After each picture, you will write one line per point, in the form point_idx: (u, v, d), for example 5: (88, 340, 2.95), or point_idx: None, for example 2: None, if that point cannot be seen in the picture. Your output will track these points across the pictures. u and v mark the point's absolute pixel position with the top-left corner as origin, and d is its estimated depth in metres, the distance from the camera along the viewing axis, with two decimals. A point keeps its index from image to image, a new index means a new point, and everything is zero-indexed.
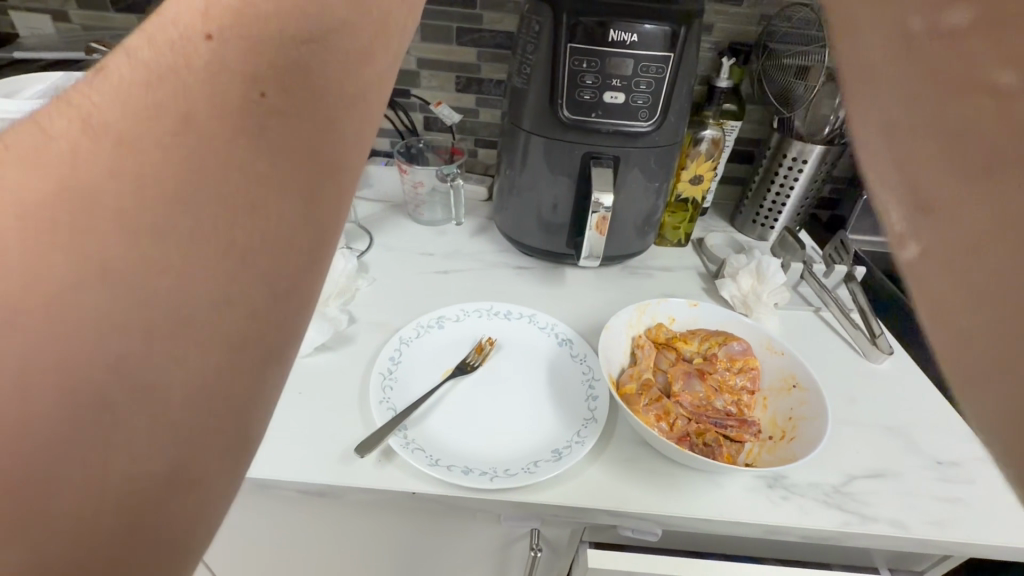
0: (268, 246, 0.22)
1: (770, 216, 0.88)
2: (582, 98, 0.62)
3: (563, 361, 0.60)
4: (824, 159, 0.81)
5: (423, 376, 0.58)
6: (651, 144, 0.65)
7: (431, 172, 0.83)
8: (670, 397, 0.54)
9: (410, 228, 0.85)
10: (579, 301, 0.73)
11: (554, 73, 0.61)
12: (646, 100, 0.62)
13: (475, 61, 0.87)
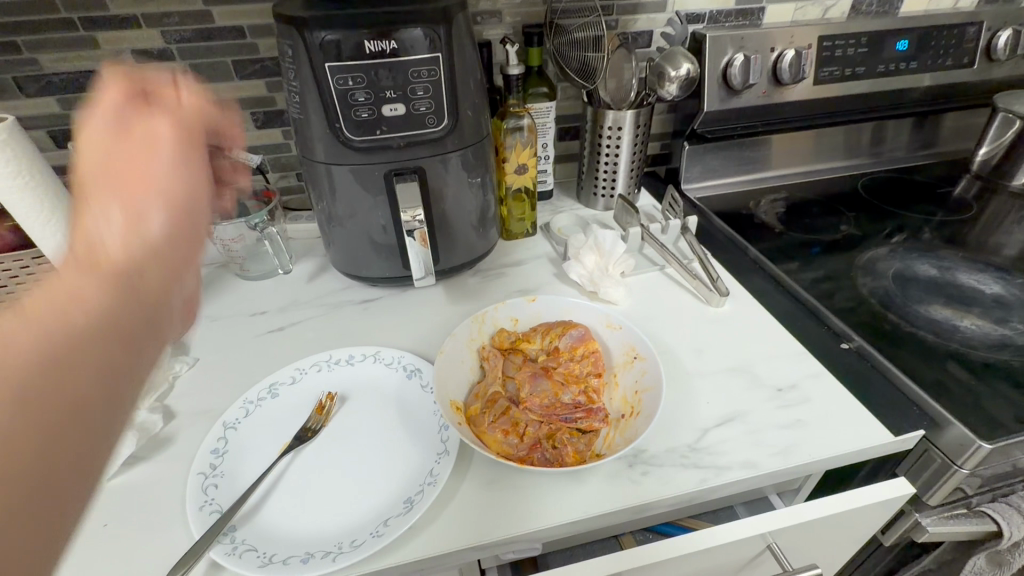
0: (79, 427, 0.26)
1: (607, 186, 0.89)
2: (360, 117, 0.57)
3: (414, 395, 0.57)
4: (639, 123, 0.83)
5: (258, 458, 0.52)
6: (452, 146, 0.63)
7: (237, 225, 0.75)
8: (519, 405, 0.51)
9: (239, 288, 0.77)
10: (430, 321, 0.69)
11: (323, 97, 0.56)
12: (429, 107, 0.59)
13: (267, 93, 0.80)
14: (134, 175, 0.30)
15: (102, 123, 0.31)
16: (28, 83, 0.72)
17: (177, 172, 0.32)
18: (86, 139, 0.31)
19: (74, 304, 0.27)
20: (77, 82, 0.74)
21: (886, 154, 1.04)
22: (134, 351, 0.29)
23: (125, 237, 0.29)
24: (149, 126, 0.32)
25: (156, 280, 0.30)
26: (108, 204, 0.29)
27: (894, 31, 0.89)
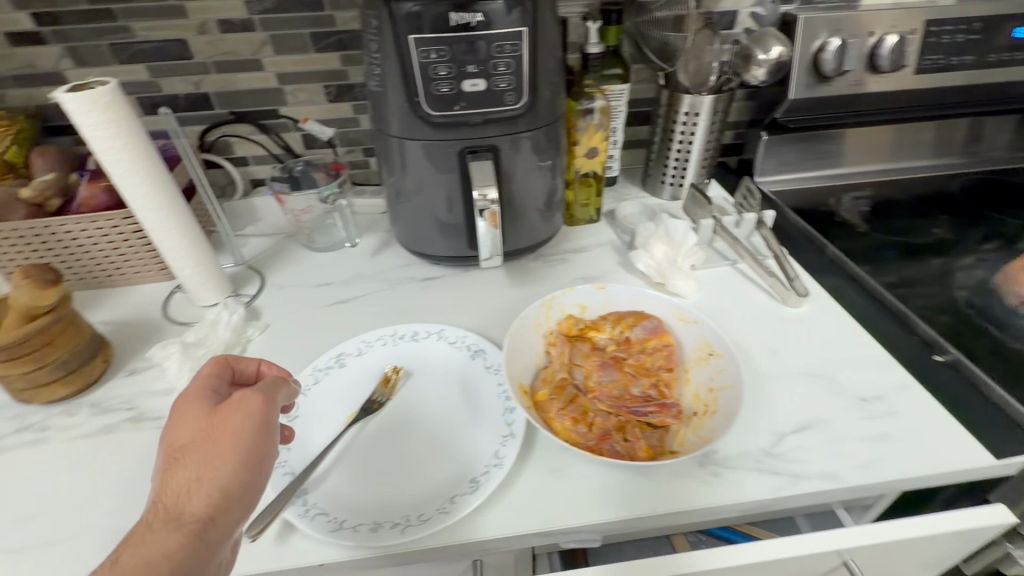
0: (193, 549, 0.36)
1: (677, 175, 0.86)
2: (440, 91, 0.56)
3: (478, 376, 0.57)
4: (717, 108, 0.79)
5: (326, 425, 0.53)
6: (527, 125, 0.61)
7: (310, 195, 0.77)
8: (587, 394, 0.50)
9: (305, 258, 0.79)
10: (492, 303, 0.69)
11: (406, 69, 0.55)
12: (510, 83, 0.57)
13: (340, 67, 0.81)
14: (206, 454, 0.40)
15: (191, 421, 0.43)
16: (122, 50, 0.75)
17: (255, 434, 0.41)
18: (178, 441, 0.42)
19: (158, 546, 0.36)
20: (165, 51, 0.76)
21: (987, 153, 0.95)
22: (205, 554, 0.37)
23: (206, 485, 0.39)
24: (235, 407, 0.42)
25: (228, 513, 0.39)
26: (192, 464, 0.40)
27: (1012, 16, 0.81)
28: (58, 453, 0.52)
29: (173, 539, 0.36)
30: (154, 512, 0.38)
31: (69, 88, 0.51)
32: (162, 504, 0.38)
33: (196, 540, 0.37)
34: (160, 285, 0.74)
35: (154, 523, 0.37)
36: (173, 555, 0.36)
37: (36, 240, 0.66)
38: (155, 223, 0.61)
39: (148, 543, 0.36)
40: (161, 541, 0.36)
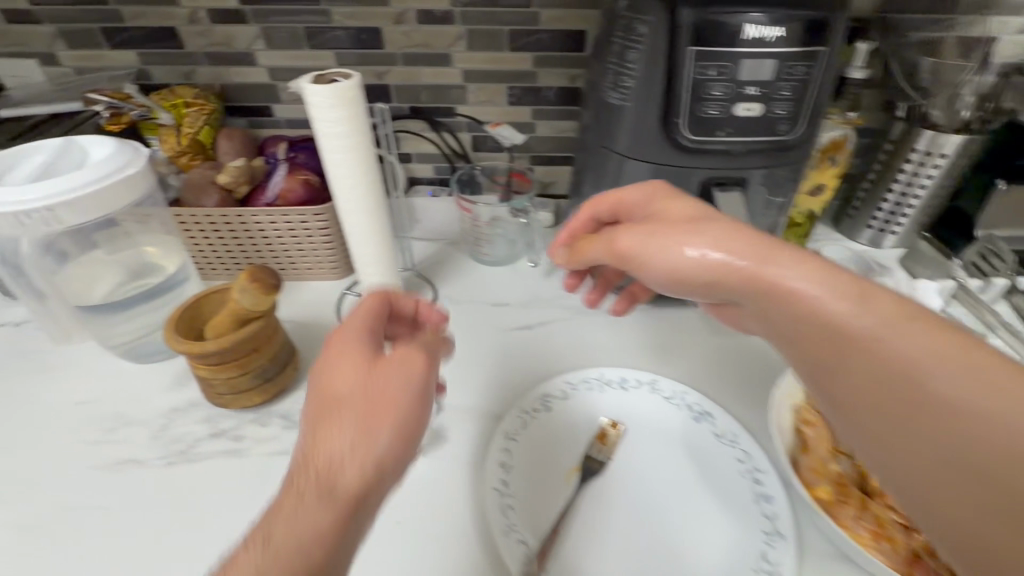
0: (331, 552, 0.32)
1: (891, 220, 0.75)
2: (707, 113, 0.48)
3: (708, 444, 0.49)
4: (965, 151, 0.67)
5: (544, 482, 0.47)
6: (787, 159, 0.52)
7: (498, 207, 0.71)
8: (874, 499, 0.42)
9: (473, 271, 0.74)
10: (696, 351, 0.61)
11: (672, 85, 0.48)
12: (788, 110, 0.48)
13: (531, 68, 0.74)
14: (362, 418, 0.34)
15: (349, 362, 0.36)
16: (315, 35, 0.72)
17: (415, 408, 0.35)
18: (327, 384, 0.36)
19: (306, 528, 0.31)
20: (358, 39, 0.72)
21: None
22: (337, 543, 0.32)
23: (359, 459, 0.33)
24: (393, 368, 0.36)
25: (371, 509, 0.34)
26: (347, 427, 0.34)
27: None
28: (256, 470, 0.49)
29: (314, 527, 0.31)
30: (301, 477, 0.33)
31: (313, 78, 0.47)
32: (314, 468, 0.33)
33: (334, 543, 0.32)
34: (329, 283, 0.70)
35: (294, 505, 0.32)
36: (308, 545, 0.31)
37: (223, 228, 0.63)
38: (357, 226, 0.57)
39: (283, 520, 0.32)
40: (299, 529, 0.31)
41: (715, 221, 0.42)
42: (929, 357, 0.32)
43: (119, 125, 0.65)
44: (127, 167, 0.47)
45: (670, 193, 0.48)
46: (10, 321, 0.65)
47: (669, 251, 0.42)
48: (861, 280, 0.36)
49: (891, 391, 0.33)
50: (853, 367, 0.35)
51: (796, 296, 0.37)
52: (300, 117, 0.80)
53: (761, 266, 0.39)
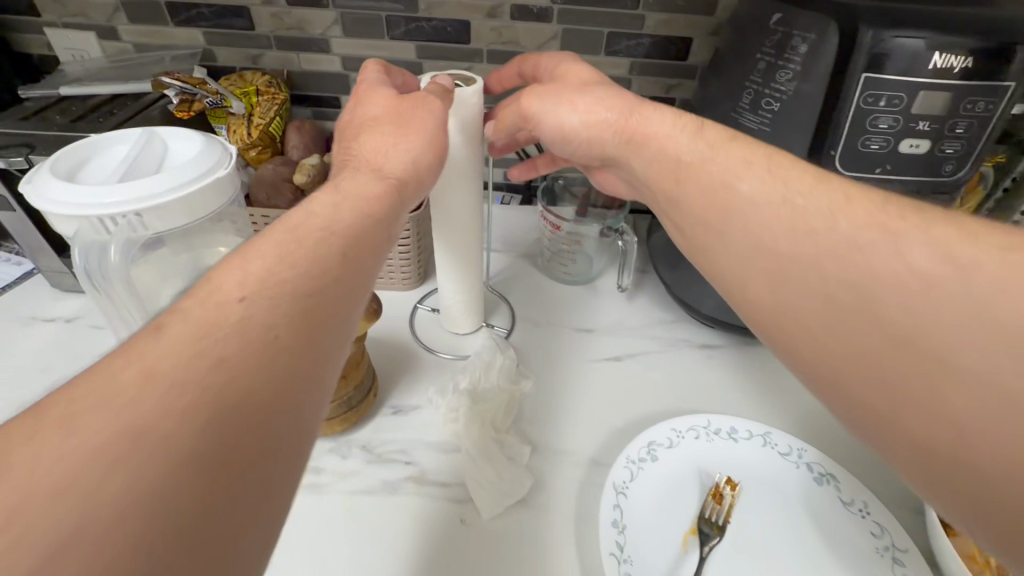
0: (322, 292, 0.26)
1: None
2: (868, 148, 0.43)
3: (834, 512, 0.45)
4: None
5: (659, 546, 0.43)
6: (938, 201, 0.47)
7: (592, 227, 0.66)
8: None
9: (549, 288, 0.69)
10: (802, 400, 0.56)
11: (832, 114, 0.43)
12: (957, 149, 0.43)
13: (625, 74, 0.69)
14: (397, 129, 0.37)
15: (379, 102, 0.39)
16: (397, 24, 0.66)
17: (442, 133, 0.38)
18: (359, 139, 0.37)
19: (349, 206, 0.30)
20: (443, 31, 0.67)
21: None
22: (338, 273, 0.27)
23: (403, 155, 0.36)
24: (419, 100, 0.39)
25: (329, 315, 0.26)
26: (385, 134, 0.37)
27: None
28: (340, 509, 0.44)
29: (304, 253, 0.27)
30: (351, 167, 0.35)
31: (431, 80, 0.42)
32: (359, 161, 0.35)
33: (325, 284, 0.27)
34: (398, 294, 0.65)
35: (262, 252, 0.26)
36: (277, 283, 0.25)
37: None
38: (450, 242, 0.52)
39: (259, 271, 0.25)
40: (292, 246, 0.27)
41: (606, 85, 0.44)
42: (972, 339, 0.25)
43: (189, 111, 0.61)
44: (218, 167, 0.43)
45: (582, 60, 0.49)
46: (58, 317, 0.60)
47: (719, 185, 0.35)
48: (731, 161, 0.36)
49: (866, 336, 0.27)
50: (833, 299, 0.29)
51: (758, 197, 0.33)
52: None
53: (709, 154, 0.36)
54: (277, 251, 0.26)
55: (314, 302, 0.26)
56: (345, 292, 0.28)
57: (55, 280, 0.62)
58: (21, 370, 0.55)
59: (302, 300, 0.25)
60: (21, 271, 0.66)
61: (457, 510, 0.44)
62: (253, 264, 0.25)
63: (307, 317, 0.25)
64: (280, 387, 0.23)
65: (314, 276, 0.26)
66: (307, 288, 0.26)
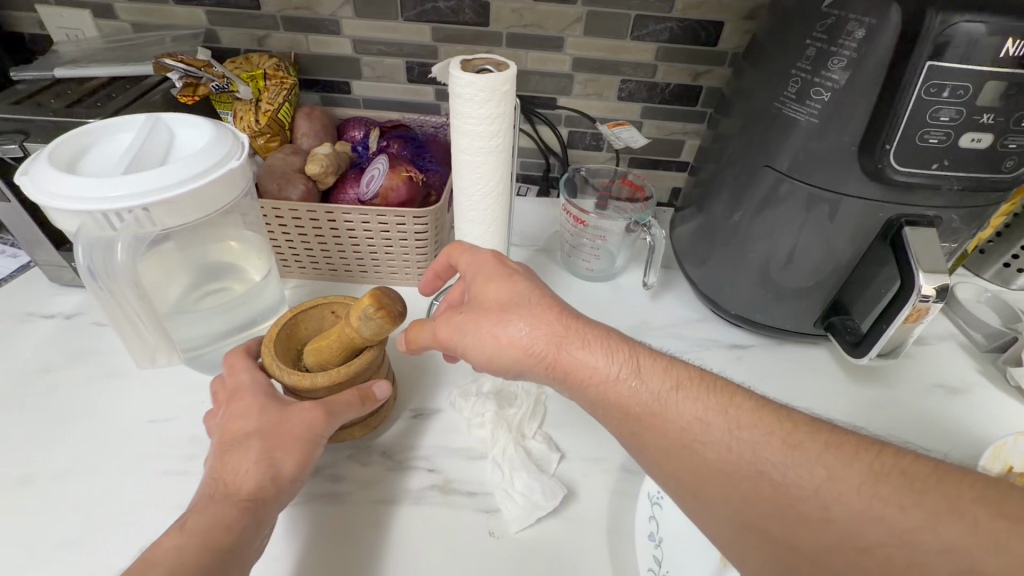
0: (267, 486, 0.37)
1: None
2: (925, 142, 0.41)
3: None
4: None
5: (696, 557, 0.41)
6: (994, 196, 0.45)
7: (620, 223, 0.63)
8: None
9: (569, 284, 0.66)
10: (837, 404, 0.54)
11: (890, 106, 0.40)
12: (1020, 144, 0.41)
13: (652, 60, 0.65)
14: (265, 453, 0.38)
15: (246, 396, 0.41)
16: (412, 4, 0.63)
17: (310, 444, 0.40)
18: (227, 459, 0.38)
19: (215, 520, 0.35)
20: (461, 13, 0.63)
21: None
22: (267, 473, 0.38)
23: (252, 416, 0.40)
24: (243, 419, 0.40)
25: (277, 497, 0.38)
26: (253, 450, 0.38)
27: None
28: (362, 519, 0.42)
29: (263, 472, 0.37)
30: (213, 491, 0.37)
31: (460, 65, 0.39)
32: (217, 477, 0.38)
33: (269, 479, 0.37)
34: (413, 290, 0.63)
35: (218, 499, 0.36)
36: (233, 530, 0.35)
37: (308, 225, 0.56)
38: (475, 237, 0.49)
39: (222, 494, 0.36)
40: (213, 519, 0.35)
41: (525, 306, 0.37)
42: (786, 459, 0.30)
43: (192, 95, 0.58)
44: (229, 158, 0.40)
45: (498, 261, 0.41)
46: (57, 313, 0.58)
47: (498, 330, 0.36)
48: (595, 353, 0.35)
49: (748, 487, 0.30)
50: (704, 453, 0.31)
51: (724, 454, 0.31)
52: (381, 97, 0.71)
53: (663, 396, 0.33)
54: (227, 491, 0.37)
55: (271, 494, 0.37)
56: (279, 485, 0.38)
57: (53, 274, 0.59)
58: (19, 370, 0.52)
59: (254, 491, 0.37)
60: (16, 263, 0.63)
61: (484, 522, 0.42)
62: (212, 509, 0.35)
63: (257, 494, 0.37)
64: (244, 508, 0.36)
65: (267, 481, 0.37)
66: (244, 504, 0.36)
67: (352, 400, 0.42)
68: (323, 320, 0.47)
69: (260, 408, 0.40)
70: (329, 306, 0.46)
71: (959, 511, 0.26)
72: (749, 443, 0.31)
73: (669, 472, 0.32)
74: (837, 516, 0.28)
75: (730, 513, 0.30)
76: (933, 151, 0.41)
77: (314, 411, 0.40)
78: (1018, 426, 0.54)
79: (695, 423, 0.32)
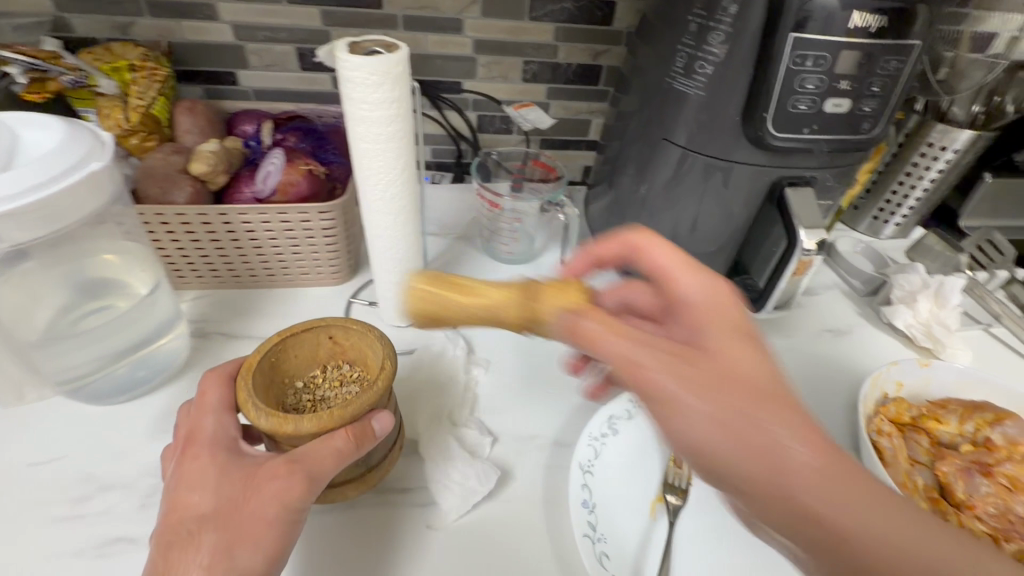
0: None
1: (896, 213, 0.74)
2: (796, 109, 0.44)
3: None
4: (973, 148, 0.67)
5: (627, 516, 0.43)
6: (856, 156, 0.50)
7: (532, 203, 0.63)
8: (963, 511, 0.43)
9: (490, 269, 0.66)
10: None
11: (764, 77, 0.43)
12: (874, 107, 0.46)
13: (552, 41, 0.66)
14: (218, 548, 0.33)
15: (200, 470, 0.36)
16: None
17: (273, 530, 0.34)
18: (175, 552, 0.34)
19: None
20: None
21: None
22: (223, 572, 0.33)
23: (206, 498, 0.35)
24: (194, 503, 0.35)
25: None
26: (204, 544, 0.33)
27: None
28: (329, 547, 0.40)
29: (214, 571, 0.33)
30: None
31: (347, 48, 0.37)
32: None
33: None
34: (328, 291, 0.60)
35: None
36: None
37: (201, 229, 0.51)
38: (384, 228, 0.47)
39: None
40: None
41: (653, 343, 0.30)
42: (831, 497, 0.27)
43: (43, 92, 0.52)
44: (88, 161, 0.35)
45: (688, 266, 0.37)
46: None
47: (584, 339, 0.31)
48: (752, 375, 0.29)
49: (775, 489, 0.28)
50: (721, 451, 0.28)
51: (784, 460, 0.27)
52: (274, 87, 0.66)
53: (676, 399, 0.29)
54: None
55: None
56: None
57: None
58: None
59: None
60: None
61: (420, 516, 0.42)
62: None
63: None
64: None
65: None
66: None
67: (342, 447, 0.36)
68: (316, 345, 0.44)
69: (217, 475, 0.36)
70: (323, 332, 0.44)
71: (927, 527, 0.27)
72: (796, 450, 0.27)
73: (708, 474, 0.30)
74: (857, 535, 0.27)
75: (761, 510, 0.29)
76: (803, 117, 0.45)
77: (284, 482, 0.34)
78: (891, 358, 0.61)
79: (730, 435, 0.28)
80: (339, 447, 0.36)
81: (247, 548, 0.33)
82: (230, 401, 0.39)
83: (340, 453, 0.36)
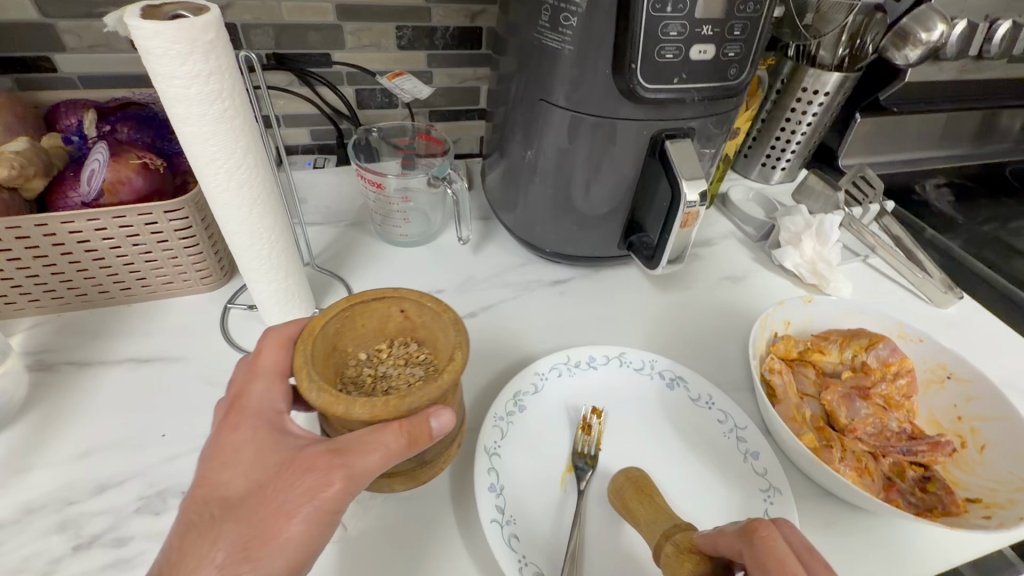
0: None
1: (782, 157, 0.77)
2: (663, 58, 0.43)
3: (687, 412, 0.48)
4: (843, 88, 0.70)
5: (538, 493, 0.42)
6: (730, 103, 0.50)
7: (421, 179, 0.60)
8: (845, 434, 0.46)
9: (386, 255, 0.62)
10: (649, 314, 0.59)
11: (627, 26, 0.42)
12: (738, 52, 0.46)
13: (422, 2, 0.61)
14: (242, 541, 0.29)
15: (241, 440, 0.32)
16: None
17: (308, 528, 0.30)
18: (196, 533, 0.30)
19: None
20: None
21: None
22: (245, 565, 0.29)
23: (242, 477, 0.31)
24: (223, 481, 0.31)
25: None
26: (227, 529, 0.30)
27: None
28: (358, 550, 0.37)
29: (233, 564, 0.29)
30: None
31: (137, 13, 0.31)
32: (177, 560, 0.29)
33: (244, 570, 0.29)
34: (200, 299, 0.53)
35: None
36: None
37: (18, 245, 0.43)
38: (241, 224, 0.42)
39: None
40: None
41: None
42: None
43: None
44: None
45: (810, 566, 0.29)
46: None
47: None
48: None
49: None
50: None
51: None
52: (104, 71, 0.57)
53: None
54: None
55: None
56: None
57: None
58: None
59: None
60: None
61: None
62: None
63: None
64: None
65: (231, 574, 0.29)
66: None
67: (394, 446, 0.30)
68: (385, 319, 0.38)
69: (256, 454, 0.32)
70: (395, 305, 0.37)
71: None
72: None
73: None
74: None
75: None
76: (670, 67, 0.44)
77: (319, 478, 0.30)
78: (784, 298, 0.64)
79: None
80: (390, 443, 0.30)
81: (276, 543, 0.29)
82: (284, 367, 0.35)
83: (391, 450, 0.30)
